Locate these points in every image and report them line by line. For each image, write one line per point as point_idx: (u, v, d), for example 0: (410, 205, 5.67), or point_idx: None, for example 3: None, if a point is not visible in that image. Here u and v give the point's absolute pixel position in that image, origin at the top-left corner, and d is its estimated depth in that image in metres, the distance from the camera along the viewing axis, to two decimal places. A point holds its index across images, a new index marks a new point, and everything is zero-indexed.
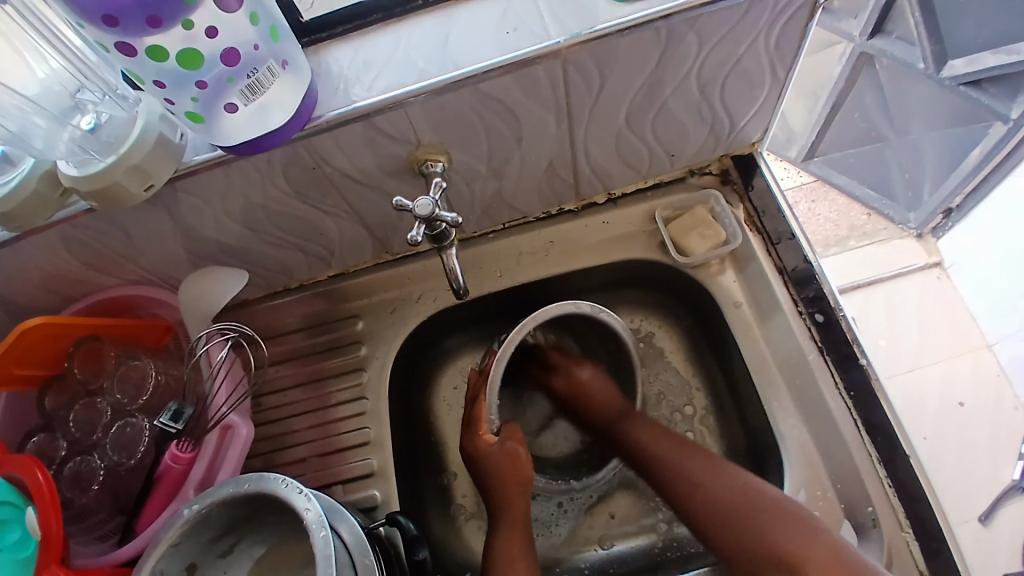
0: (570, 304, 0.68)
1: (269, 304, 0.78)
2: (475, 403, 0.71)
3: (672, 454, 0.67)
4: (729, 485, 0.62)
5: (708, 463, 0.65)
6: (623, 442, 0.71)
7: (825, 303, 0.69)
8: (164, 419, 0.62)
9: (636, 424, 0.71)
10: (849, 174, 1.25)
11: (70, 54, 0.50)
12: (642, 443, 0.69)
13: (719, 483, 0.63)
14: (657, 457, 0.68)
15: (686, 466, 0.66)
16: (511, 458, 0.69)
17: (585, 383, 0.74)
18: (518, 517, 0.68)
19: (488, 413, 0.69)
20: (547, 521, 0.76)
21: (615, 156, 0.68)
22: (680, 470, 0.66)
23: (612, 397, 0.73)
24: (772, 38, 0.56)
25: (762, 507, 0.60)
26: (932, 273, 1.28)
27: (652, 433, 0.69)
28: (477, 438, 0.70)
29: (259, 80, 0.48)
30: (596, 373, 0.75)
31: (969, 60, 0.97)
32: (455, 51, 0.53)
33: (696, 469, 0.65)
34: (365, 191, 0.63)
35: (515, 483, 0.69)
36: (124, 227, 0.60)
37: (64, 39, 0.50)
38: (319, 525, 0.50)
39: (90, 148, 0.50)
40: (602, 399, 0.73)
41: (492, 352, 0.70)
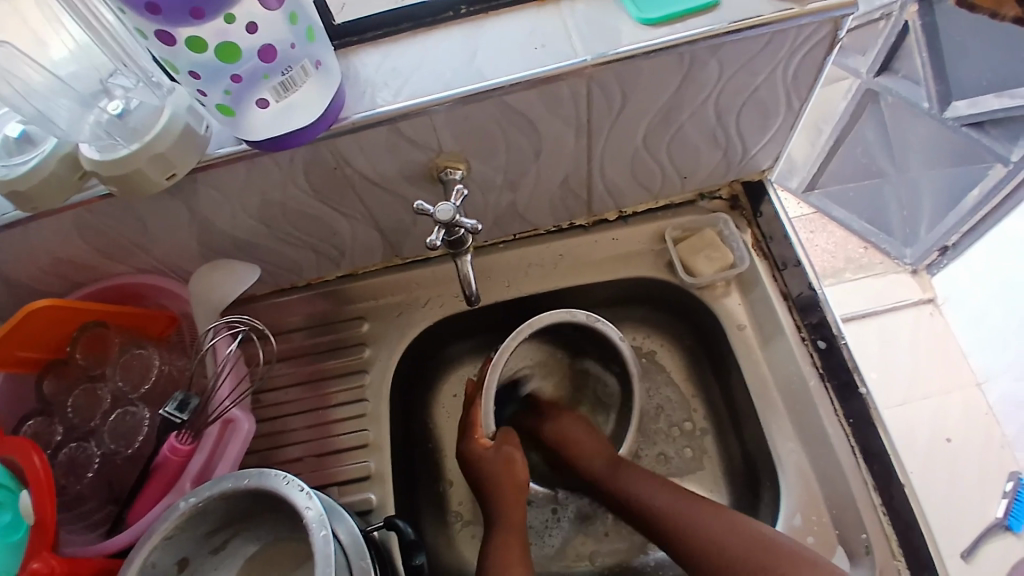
0: (560, 313, 0.69)
1: (273, 301, 0.78)
2: (470, 408, 0.72)
3: (668, 500, 0.66)
4: (738, 533, 0.62)
5: (710, 511, 0.64)
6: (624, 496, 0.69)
7: (828, 330, 0.70)
8: (169, 408, 0.62)
9: (632, 471, 0.70)
10: (847, 207, 1.28)
11: (102, 33, 0.52)
12: (637, 493, 0.68)
13: (728, 533, 0.62)
14: (657, 508, 0.66)
15: (689, 516, 0.65)
16: (508, 462, 0.70)
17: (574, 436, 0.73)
18: (516, 521, 0.68)
19: (484, 419, 0.71)
20: (540, 530, 0.77)
21: (629, 176, 0.69)
22: (686, 522, 0.65)
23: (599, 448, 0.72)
24: (789, 70, 0.58)
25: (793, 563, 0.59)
26: (926, 308, 1.31)
27: (649, 482, 0.68)
28: (471, 443, 0.71)
29: (293, 77, 0.49)
30: (586, 425, 0.74)
31: (971, 102, 0.99)
32: (483, 64, 0.54)
33: (702, 518, 0.64)
34: (381, 194, 0.64)
35: (511, 488, 0.70)
36: (140, 215, 0.60)
37: (100, 20, 0.51)
38: (319, 524, 0.50)
39: (115, 132, 0.50)
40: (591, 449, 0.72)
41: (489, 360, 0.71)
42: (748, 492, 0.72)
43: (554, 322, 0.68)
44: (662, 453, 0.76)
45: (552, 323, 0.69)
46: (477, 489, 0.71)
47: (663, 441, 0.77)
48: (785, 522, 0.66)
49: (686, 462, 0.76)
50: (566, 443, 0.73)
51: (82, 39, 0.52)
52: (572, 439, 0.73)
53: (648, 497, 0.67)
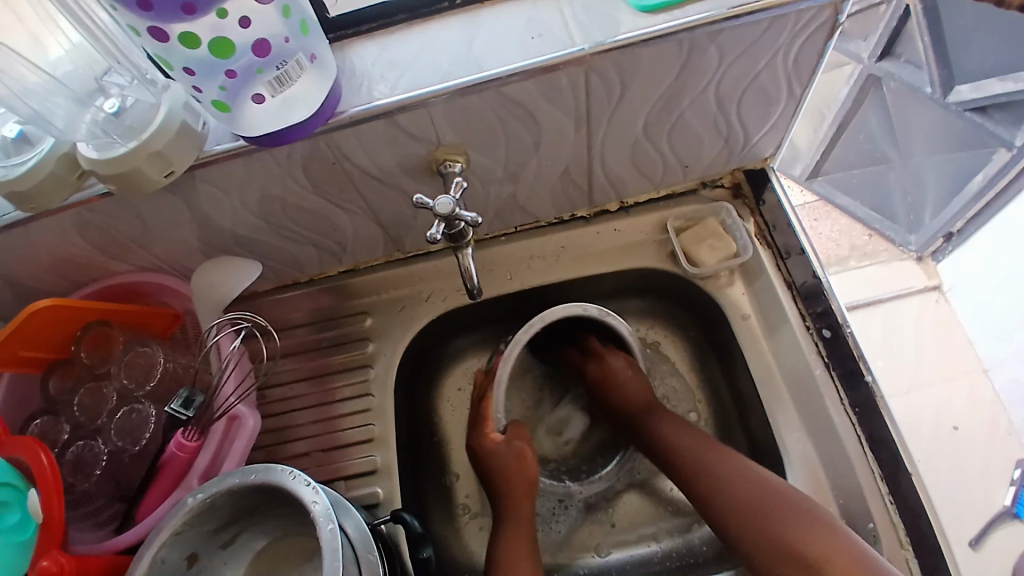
0: (576, 307, 0.68)
1: (275, 297, 0.78)
2: (483, 402, 0.72)
3: (692, 443, 0.68)
4: (747, 479, 0.63)
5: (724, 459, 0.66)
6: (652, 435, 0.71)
7: (833, 319, 0.69)
8: (175, 405, 0.62)
9: (666, 421, 0.71)
10: (854, 195, 1.23)
11: (97, 32, 0.51)
12: (667, 440, 0.70)
13: (738, 478, 0.64)
14: (677, 449, 0.68)
15: (706, 459, 0.66)
16: (519, 458, 0.70)
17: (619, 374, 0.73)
18: (525, 516, 0.68)
19: (495, 412, 0.70)
20: (547, 516, 0.77)
21: (630, 165, 0.69)
22: (700, 466, 0.66)
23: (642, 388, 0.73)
24: (791, 56, 0.57)
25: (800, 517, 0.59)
26: (930, 296, 1.29)
27: (680, 429, 0.70)
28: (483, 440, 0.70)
29: (288, 72, 0.48)
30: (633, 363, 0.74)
31: (975, 86, 0.99)
32: (480, 55, 0.54)
33: (714, 460, 0.66)
34: (381, 188, 0.64)
35: (522, 484, 0.69)
36: (140, 213, 0.60)
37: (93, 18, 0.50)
38: (326, 519, 0.50)
39: (111, 131, 0.50)
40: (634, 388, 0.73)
41: (500, 352, 0.71)
42: None
43: (565, 315, 0.68)
44: None
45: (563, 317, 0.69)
46: (486, 481, 0.71)
47: None
48: None
49: None
50: (609, 384, 0.73)
51: (75, 38, 0.53)
52: (616, 379, 0.73)
53: (670, 438, 0.69)
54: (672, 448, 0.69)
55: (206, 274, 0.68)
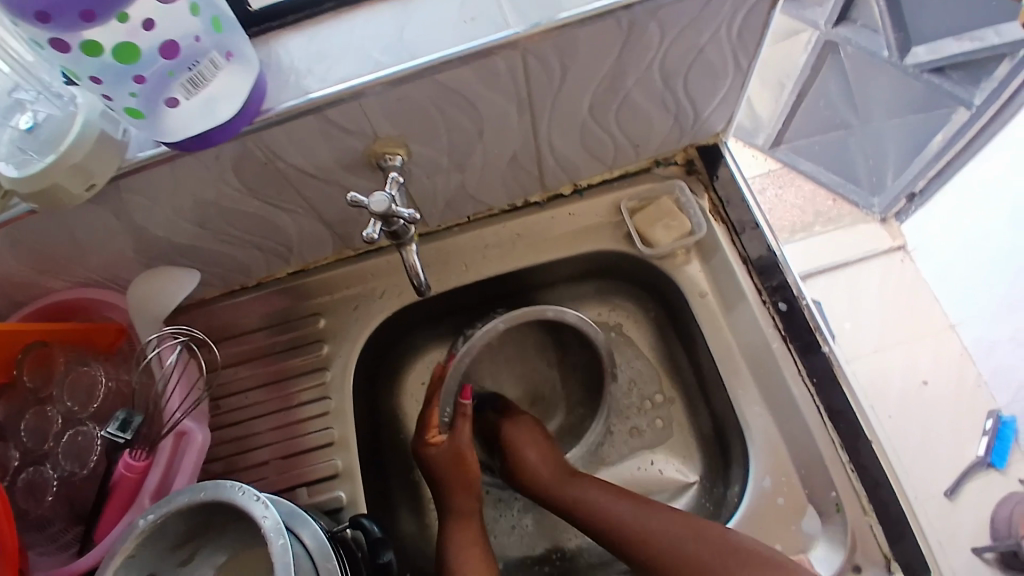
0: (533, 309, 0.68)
1: (227, 302, 0.75)
2: (427, 408, 0.71)
3: (588, 495, 0.67)
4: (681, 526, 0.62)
5: (685, 524, 0.62)
6: (572, 499, 0.68)
7: (789, 292, 0.69)
8: (111, 429, 0.60)
9: (579, 483, 0.69)
10: (816, 160, 1.27)
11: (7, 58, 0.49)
12: (588, 501, 0.67)
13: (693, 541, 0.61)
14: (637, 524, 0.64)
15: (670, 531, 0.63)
16: (457, 458, 0.69)
17: (530, 447, 0.71)
18: (467, 511, 0.68)
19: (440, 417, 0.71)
20: (509, 501, 0.77)
21: (579, 147, 0.67)
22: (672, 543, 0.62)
23: (554, 458, 0.71)
24: (734, 28, 0.56)
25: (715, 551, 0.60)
26: (896, 256, 1.32)
27: (600, 492, 0.67)
28: (425, 444, 0.70)
29: (201, 72, 0.46)
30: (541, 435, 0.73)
31: (931, 48, 0.97)
32: (412, 41, 0.51)
33: (682, 534, 0.62)
34: (321, 185, 0.61)
35: (460, 482, 0.68)
36: (70, 227, 0.57)
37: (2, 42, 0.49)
38: (276, 533, 0.48)
39: (28, 148, 0.47)
40: (542, 461, 0.71)
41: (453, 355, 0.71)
42: (718, 459, 0.72)
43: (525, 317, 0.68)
44: (635, 426, 0.77)
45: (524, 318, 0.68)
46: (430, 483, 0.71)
47: (635, 415, 0.77)
48: (755, 486, 0.66)
49: (657, 434, 0.76)
50: (518, 454, 0.71)
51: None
52: (524, 449, 0.72)
53: (618, 514, 0.65)
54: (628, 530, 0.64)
55: (130, 296, 0.65)
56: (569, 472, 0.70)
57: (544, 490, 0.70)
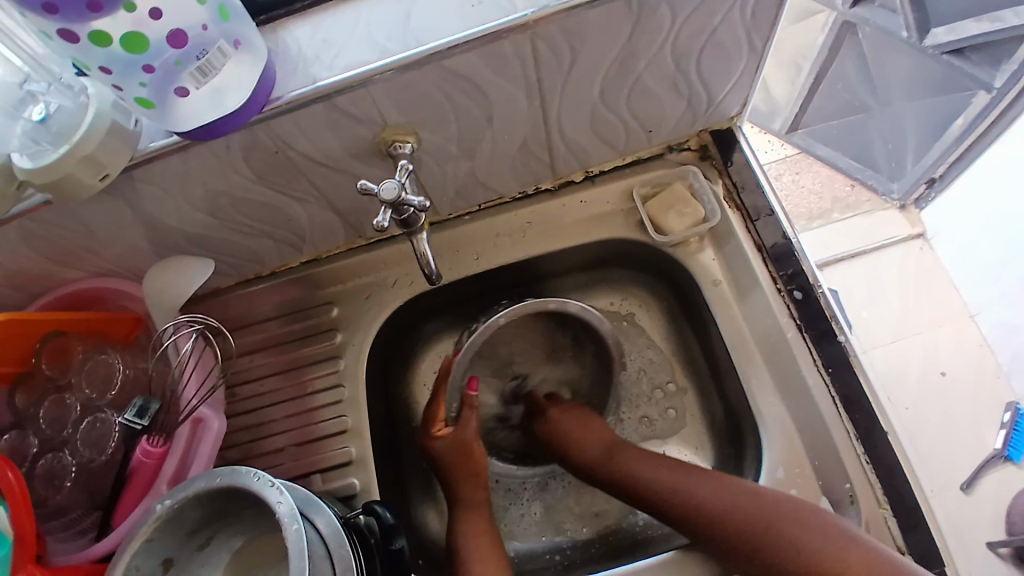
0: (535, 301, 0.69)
1: (242, 292, 0.76)
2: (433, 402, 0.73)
3: (634, 465, 0.67)
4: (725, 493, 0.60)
5: (730, 489, 0.60)
6: (620, 471, 0.67)
7: (803, 279, 0.68)
8: (129, 415, 0.62)
9: (627, 452, 0.69)
10: (833, 146, 1.24)
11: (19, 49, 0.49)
12: (636, 471, 0.67)
13: (738, 503, 0.59)
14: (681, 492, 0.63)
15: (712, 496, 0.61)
16: (462, 450, 0.69)
17: (574, 424, 0.71)
18: (476, 501, 0.68)
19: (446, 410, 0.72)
20: (517, 492, 0.77)
21: (590, 133, 0.66)
22: (718, 513, 0.60)
23: (598, 434, 0.70)
24: (748, 8, 0.54)
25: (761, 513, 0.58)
26: (915, 244, 1.29)
27: (647, 461, 0.67)
28: (431, 437, 0.71)
29: (210, 61, 0.45)
30: (582, 414, 0.72)
31: (951, 28, 0.94)
32: (419, 26, 0.51)
33: (725, 499, 0.60)
34: (331, 174, 0.61)
35: (467, 474, 0.69)
36: (84, 218, 0.57)
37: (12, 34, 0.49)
38: (291, 517, 0.49)
39: (41, 139, 0.48)
40: (584, 436, 0.70)
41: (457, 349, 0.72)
42: (731, 448, 0.72)
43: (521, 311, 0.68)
44: (646, 414, 0.77)
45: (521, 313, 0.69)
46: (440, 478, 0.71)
47: (646, 403, 0.77)
48: (768, 476, 0.65)
49: (669, 422, 0.76)
50: (559, 436, 0.71)
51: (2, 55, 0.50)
52: (569, 425, 0.71)
53: (660, 480, 0.65)
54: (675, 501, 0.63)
55: (144, 286, 0.66)
56: (613, 442, 0.70)
57: (590, 466, 0.69)
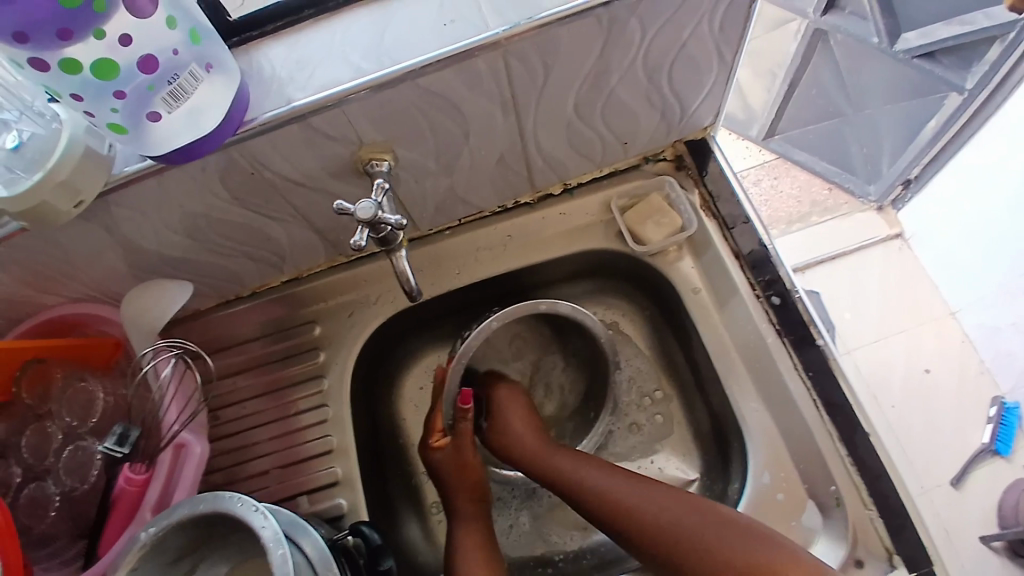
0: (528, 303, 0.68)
1: (223, 313, 0.75)
2: (433, 410, 0.72)
3: (568, 463, 0.68)
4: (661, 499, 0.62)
5: (674, 497, 0.62)
6: (549, 467, 0.68)
7: (780, 286, 0.68)
8: (109, 443, 0.60)
9: (564, 453, 0.69)
10: (810, 150, 1.25)
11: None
12: (571, 467, 0.67)
13: (677, 511, 0.60)
14: (648, 512, 0.61)
15: (681, 518, 0.60)
16: (461, 462, 0.69)
17: (513, 414, 0.72)
18: (474, 512, 0.68)
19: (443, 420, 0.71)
20: (507, 501, 0.77)
21: (567, 146, 0.67)
22: (652, 519, 0.61)
23: (536, 429, 0.71)
24: (717, 21, 0.56)
25: (700, 517, 0.59)
26: (892, 245, 1.32)
27: (584, 464, 0.67)
28: (431, 448, 0.71)
29: (182, 85, 0.45)
30: (527, 406, 0.74)
31: (922, 32, 0.96)
32: (392, 46, 0.51)
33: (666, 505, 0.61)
34: (309, 193, 0.61)
35: (467, 484, 0.69)
36: (61, 244, 0.57)
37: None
38: (276, 543, 0.49)
39: (15, 166, 0.47)
40: (523, 429, 0.71)
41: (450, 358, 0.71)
42: (716, 455, 0.72)
43: (513, 314, 0.67)
44: (634, 422, 0.77)
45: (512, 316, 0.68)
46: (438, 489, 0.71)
47: (634, 412, 0.77)
48: (754, 482, 0.66)
49: (656, 429, 0.76)
50: (497, 419, 0.73)
51: None
52: (511, 412, 0.73)
53: (598, 484, 0.65)
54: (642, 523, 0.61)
55: (122, 311, 0.66)
56: (553, 443, 0.70)
57: (521, 452, 0.71)
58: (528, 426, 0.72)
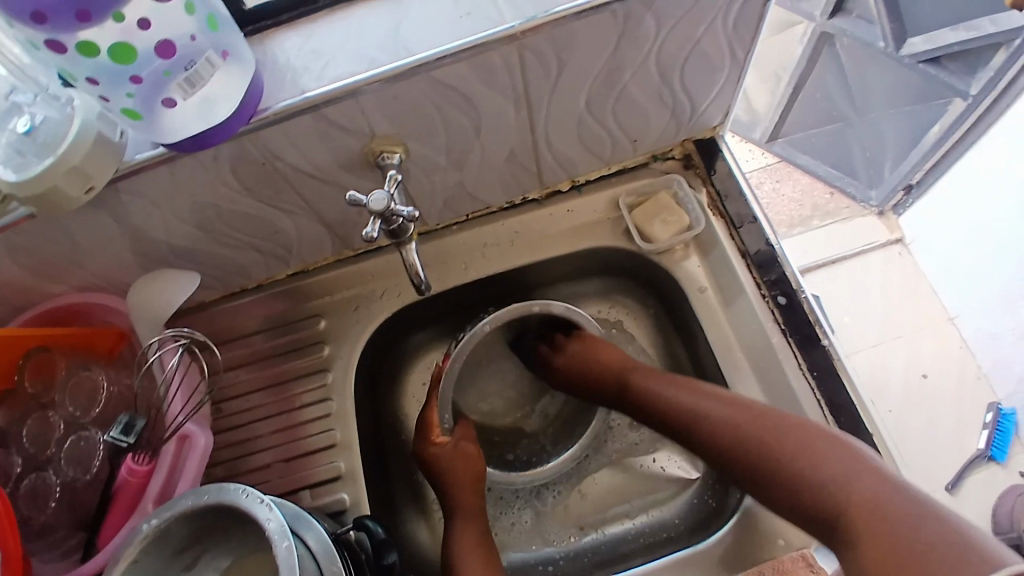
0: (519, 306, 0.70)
1: (226, 305, 0.75)
2: (427, 409, 0.72)
3: (646, 381, 0.67)
4: (733, 406, 0.59)
5: (741, 408, 0.58)
6: (633, 394, 0.68)
7: (788, 286, 0.69)
8: (115, 433, 0.60)
9: (643, 374, 0.68)
10: (811, 154, 1.27)
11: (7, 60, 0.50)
12: (649, 389, 0.67)
13: (742, 418, 0.57)
14: (710, 416, 0.60)
15: (749, 429, 0.56)
16: (463, 457, 0.70)
17: (590, 352, 0.72)
18: (476, 509, 0.68)
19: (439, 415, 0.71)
20: (510, 501, 0.77)
21: (577, 142, 0.67)
22: (721, 431, 0.58)
23: (617, 357, 0.72)
24: (730, 19, 0.56)
25: (765, 424, 0.56)
26: (893, 249, 1.32)
27: (659, 380, 0.67)
28: (427, 444, 0.71)
29: (198, 72, 0.46)
30: (593, 341, 0.73)
31: (928, 38, 0.97)
32: (407, 38, 0.51)
33: (730, 416, 0.58)
34: (319, 185, 0.61)
35: (469, 481, 0.69)
36: (70, 231, 0.57)
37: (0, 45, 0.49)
38: (281, 535, 0.48)
39: (26, 151, 0.47)
40: (605, 361, 0.71)
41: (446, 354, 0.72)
42: None
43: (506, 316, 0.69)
44: None
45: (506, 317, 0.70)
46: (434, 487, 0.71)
47: None
48: None
49: None
50: (583, 363, 0.72)
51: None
52: (585, 356, 0.72)
53: (672, 397, 0.64)
54: (715, 430, 0.59)
55: (129, 299, 0.65)
56: (627, 366, 0.70)
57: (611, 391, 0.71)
58: (607, 352, 0.72)
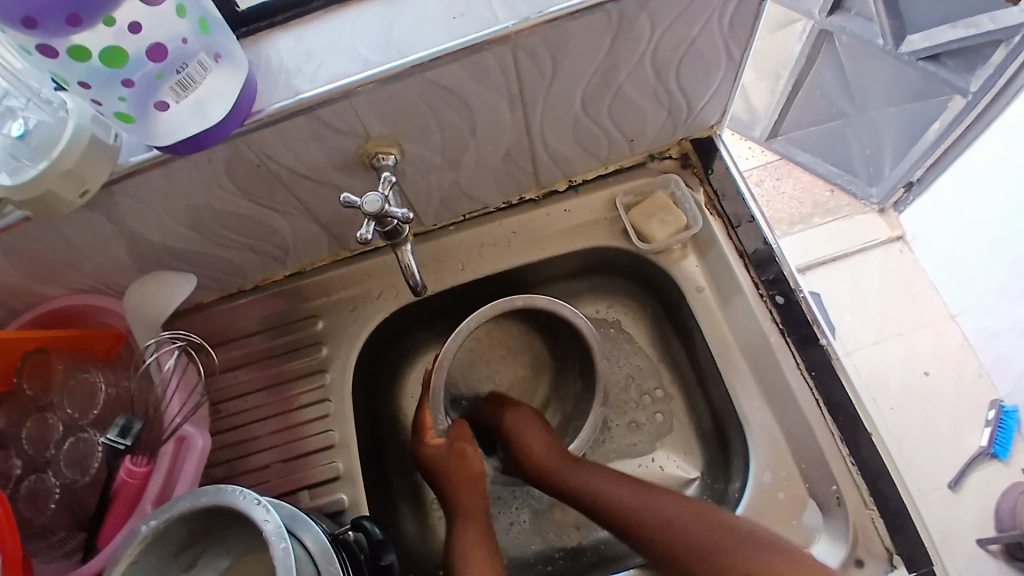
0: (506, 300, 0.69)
1: (225, 306, 0.75)
2: (421, 410, 0.72)
3: (581, 478, 0.67)
4: (682, 506, 0.62)
5: (686, 506, 0.62)
6: (566, 485, 0.67)
7: (785, 285, 0.69)
8: (111, 435, 0.60)
9: (580, 470, 0.67)
10: (811, 152, 1.25)
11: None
12: (592, 484, 0.66)
13: (688, 521, 0.61)
14: (659, 517, 0.62)
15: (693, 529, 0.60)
16: (459, 458, 0.69)
17: (527, 434, 0.70)
18: (476, 509, 0.68)
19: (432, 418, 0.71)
20: (508, 500, 0.77)
21: (573, 142, 0.67)
22: (669, 532, 0.61)
23: (550, 445, 0.69)
24: (726, 17, 0.55)
25: (710, 527, 0.60)
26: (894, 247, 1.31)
27: (596, 474, 0.67)
28: (421, 445, 0.71)
29: (190, 74, 0.45)
30: (541, 423, 0.72)
31: (926, 36, 0.96)
32: (402, 39, 0.51)
33: (681, 515, 0.62)
34: (314, 186, 0.61)
35: (467, 480, 0.69)
36: (66, 233, 0.57)
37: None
38: (278, 537, 0.48)
39: (20, 154, 0.47)
40: (539, 450, 0.69)
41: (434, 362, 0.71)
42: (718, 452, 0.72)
43: (486, 315, 0.68)
44: (633, 420, 0.77)
45: (486, 316, 0.68)
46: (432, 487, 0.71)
47: (634, 409, 0.77)
48: (755, 480, 0.66)
49: (656, 427, 0.76)
50: (516, 437, 0.71)
51: None
52: (522, 433, 0.71)
53: (617, 495, 0.65)
54: (658, 531, 0.62)
55: (126, 301, 0.66)
56: (566, 457, 0.69)
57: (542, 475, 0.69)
58: (543, 440, 0.70)
